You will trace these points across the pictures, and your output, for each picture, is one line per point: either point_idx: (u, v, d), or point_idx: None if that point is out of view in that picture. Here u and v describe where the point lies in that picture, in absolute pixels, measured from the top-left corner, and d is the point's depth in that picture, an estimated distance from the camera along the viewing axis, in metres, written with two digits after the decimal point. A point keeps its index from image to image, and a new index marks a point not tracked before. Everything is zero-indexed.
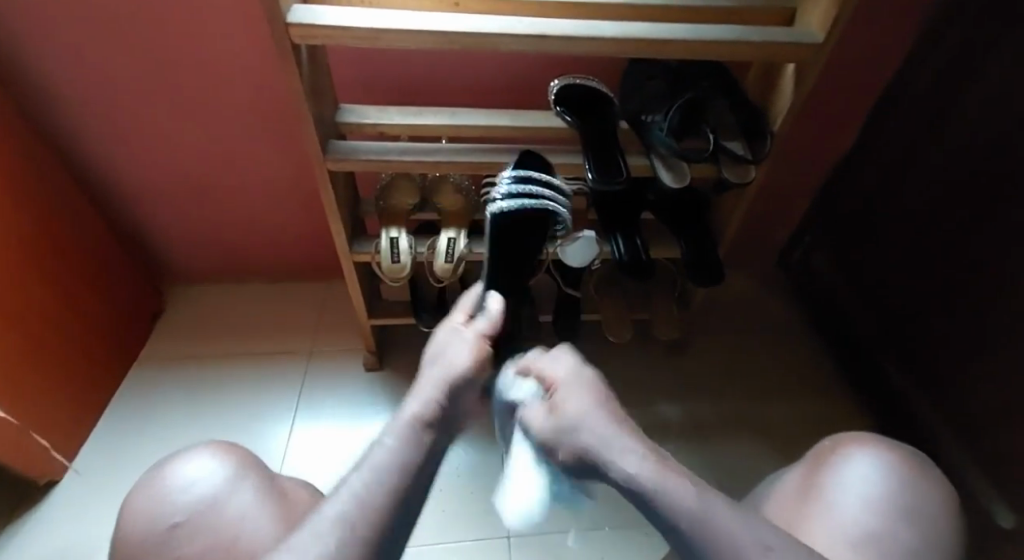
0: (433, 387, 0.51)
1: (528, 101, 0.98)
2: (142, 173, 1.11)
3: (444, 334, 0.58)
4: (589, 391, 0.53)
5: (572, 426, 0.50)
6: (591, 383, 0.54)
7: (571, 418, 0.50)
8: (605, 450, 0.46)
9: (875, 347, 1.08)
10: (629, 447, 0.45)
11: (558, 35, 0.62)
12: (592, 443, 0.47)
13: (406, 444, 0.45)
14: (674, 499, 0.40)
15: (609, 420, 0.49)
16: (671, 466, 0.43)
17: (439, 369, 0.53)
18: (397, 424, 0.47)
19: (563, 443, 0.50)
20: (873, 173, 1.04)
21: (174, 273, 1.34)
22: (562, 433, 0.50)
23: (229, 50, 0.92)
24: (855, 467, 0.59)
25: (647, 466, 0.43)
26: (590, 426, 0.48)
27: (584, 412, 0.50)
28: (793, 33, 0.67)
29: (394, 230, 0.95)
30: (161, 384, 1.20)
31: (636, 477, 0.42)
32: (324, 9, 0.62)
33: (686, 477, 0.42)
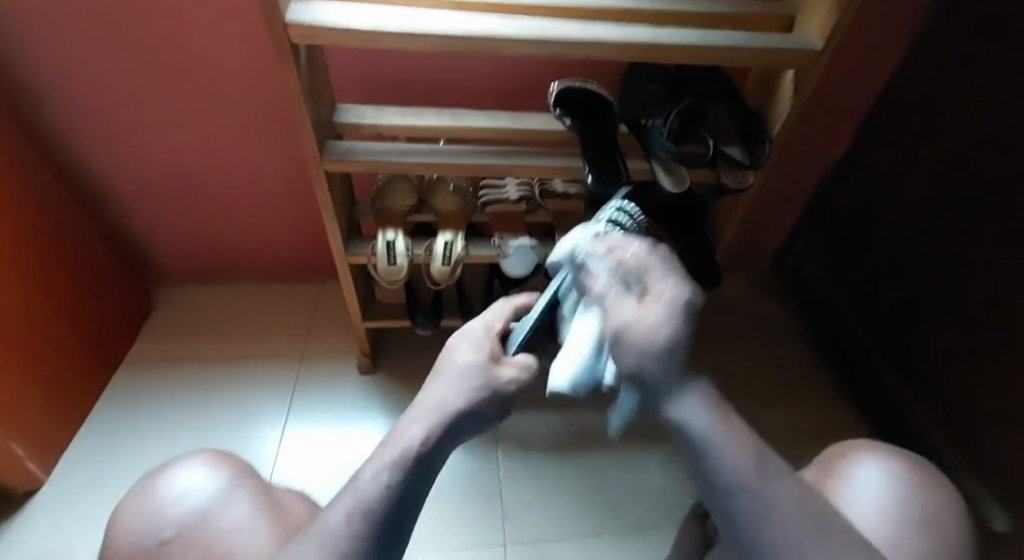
0: (437, 411, 0.39)
1: (526, 102, 0.98)
2: (132, 171, 1.09)
3: (464, 347, 0.44)
4: (668, 312, 0.37)
5: (637, 354, 0.36)
6: (680, 299, 0.37)
7: (640, 338, 0.36)
8: (670, 389, 0.36)
9: (868, 352, 1.09)
10: (689, 397, 0.36)
11: (560, 39, 0.62)
12: (659, 376, 0.36)
13: (393, 476, 0.37)
14: (725, 463, 0.35)
15: (683, 350, 0.36)
16: (724, 417, 0.37)
17: (450, 398, 0.40)
18: (388, 449, 0.38)
19: (622, 358, 0.37)
20: (868, 179, 1.05)
21: (162, 273, 1.31)
22: (620, 352, 0.37)
23: (224, 47, 0.91)
24: (869, 471, 0.59)
25: (703, 419, 0.36)
26: (661, 357, 0.36)
27: (657, 329, 0.36)
28: (794, 40, 0.67)
29: (390, 232, 0.94)
30: (149, 386, 1.18)
31: (696, 426, 0.36)
32: (323, 9, 0.61)
33: (744, 436, 0.37)
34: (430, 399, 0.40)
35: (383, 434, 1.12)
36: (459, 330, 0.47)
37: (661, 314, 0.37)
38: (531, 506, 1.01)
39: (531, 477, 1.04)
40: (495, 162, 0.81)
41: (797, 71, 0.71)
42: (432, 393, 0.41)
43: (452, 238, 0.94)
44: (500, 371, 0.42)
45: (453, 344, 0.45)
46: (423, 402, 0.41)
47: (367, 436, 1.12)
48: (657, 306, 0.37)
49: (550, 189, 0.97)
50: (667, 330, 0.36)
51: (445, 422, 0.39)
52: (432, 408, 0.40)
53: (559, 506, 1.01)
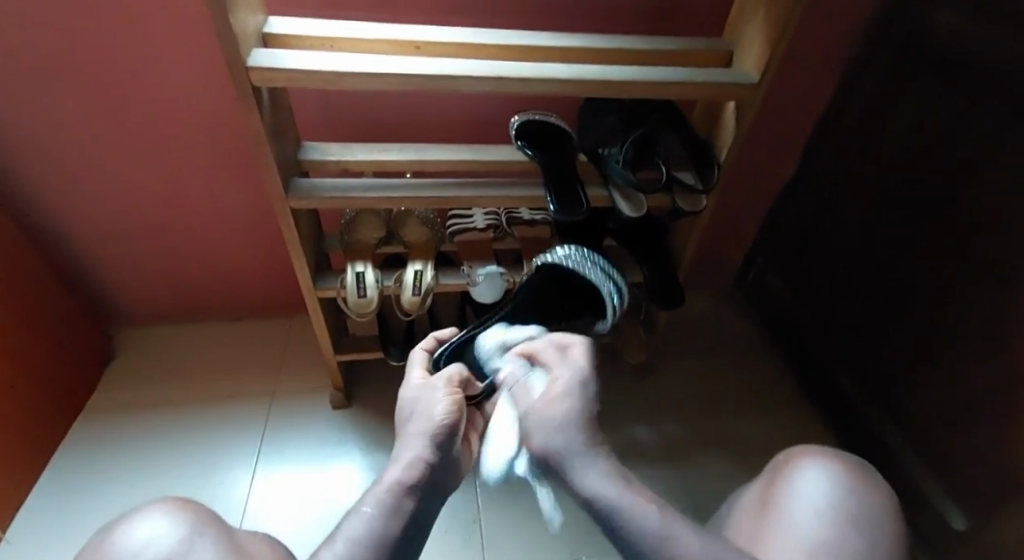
0: (414, 445, 0.52)
1: (490, 135, 1.00)
2: (92, 215, 1.07)
3: (409, 389, 0.61)
4: (565, 395, 0.53)
5: (540, 426, 0.52)
6: (576, 378, 0.55)
7: (542, 413, 0.53)
8: (566, 457, 0.49)
9: (828, 362, 1.13)
10: (595, 463, 0.49)
11: (517, 77, 0.65)
12: (553, 445, 0.50)
13: (384, 509, 0.47)
14: (626, 523, 0.45)
15: (578, 424, 0.51)
16: (628, 489, 0.47)
17: (418, 424, 0.55)
18: (382, 489, 0.49)
19: (530, 440, 0.52)
20: (818, 196, 1.11)
21: (125, 316, 1.29)
22: (531, 431, 0.52)
23: (189, 90, 0.92)
24: (813, 476, 0.60)
25: (608, 485, 0.47)
26: (556, 429, 0.51)
27: (555, 404, 0.53)
28: (733, 74, 0.72)
29: (360, 264, 0.95)
30: (112, 434, 1.14)
31: (597, 492, 0.47)
32: (286, 53, 0.63)
33: (647, 501, 0.46)
34: (405, 435, 0.55)
35: (358, 468, 1.11)
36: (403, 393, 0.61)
37: (561, 395, 0.53)
38: (509, 534, 1.01)
39: (508, 503, 1.04)
40: (461, 194, 0.83)
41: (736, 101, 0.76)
42: (403, 434, 0.55)
43: (422, 267, 0.95)
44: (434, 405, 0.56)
45: (403, 392, 0.62)
46: (399, 443, 0.54)
47: (341, 473, 1.10)
48: (559, 387, 0.54)
49: (517, 216, 1.00)
50: (560, 409, 0.52)
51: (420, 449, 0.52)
52: (409, 438, 0.54)
53: (538, 530, 1.01)
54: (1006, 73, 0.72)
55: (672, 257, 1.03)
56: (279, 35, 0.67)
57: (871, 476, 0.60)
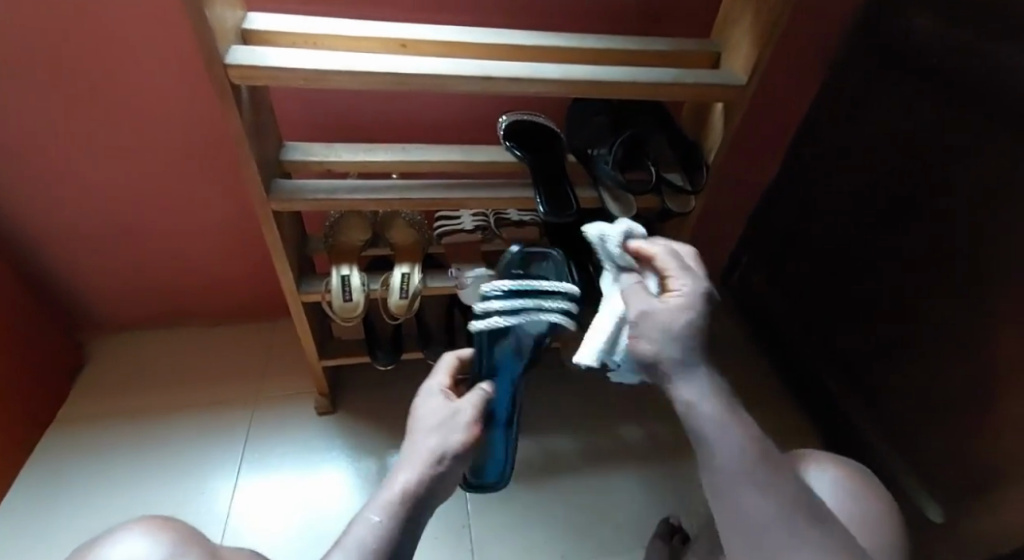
0: (420, 463, 0.54)
1: (477, 135, 0.99)
2: (63, 219, 1.04)
3: (427, 401, 0.62)
4: (685, 307, 0.50)
5: (653, 337, 0.50)
6: (699, 288, 0.52)
7: (657, 323, 0.50)
8: (674, 373, 0.50)
9: (814, 361, 1.13)
10: (698, 382, 0.50)
11: (503, 77, 0.63)
12: (665, 362, 0.50)
13: (380, 533, 0.50)
14: (723, 450, 0.48)
15: (691, 341, 0.50)
16: (730, 415, 0.50)
17: (434, 439, 0.56)
18: (382, 506, 0.52)
19: (638, 342, 0.50)
20: (804, 196, 1.11)
21: (101, 323, 1.25)
22: (641, 335, 0.50)
23: (164, 89, 0.89)
24: (815, 479, 0.60)
25: (709, 411, 0.49)
26: (670, 342, 0.49)
27: (675, 318, 0.50)
28: (720, 75, 0.72)
29: (345, 267, 0.94)
30: (84, 446, 1.11)
31: (696, 410, 0.49)
32: (265, 51, 0.61)
33: (740, 427, 0.49)
34: (414, 445, 0.57)
35: (346, 475, 1.08)
36: (420, 396, 0.64)
37: (681, 305, 0.50)
38: (500, 540, 0.99)
39: (499, 509, 1.03)
40: (448, 195, 0.81)
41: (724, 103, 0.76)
42: (413, 441, 0.58)
43: (409, 270, 0.94)
44: (452, 427, 0.58)
45: (420, 398, 0.63)
46: (406, 452, 0.57)
47: (329, 480, 1.08)
48: (676, 296, 0.51)
49: (506, 218, 1.00)
50: (679, 323, 0.49)
51: (425, 469, 0.54)
52: (419, 450, 0.56)
53: (530, 536, 1.00)
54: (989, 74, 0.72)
55: None
56: (259, 32, 0.65)
57: (875, 493, 0.60)
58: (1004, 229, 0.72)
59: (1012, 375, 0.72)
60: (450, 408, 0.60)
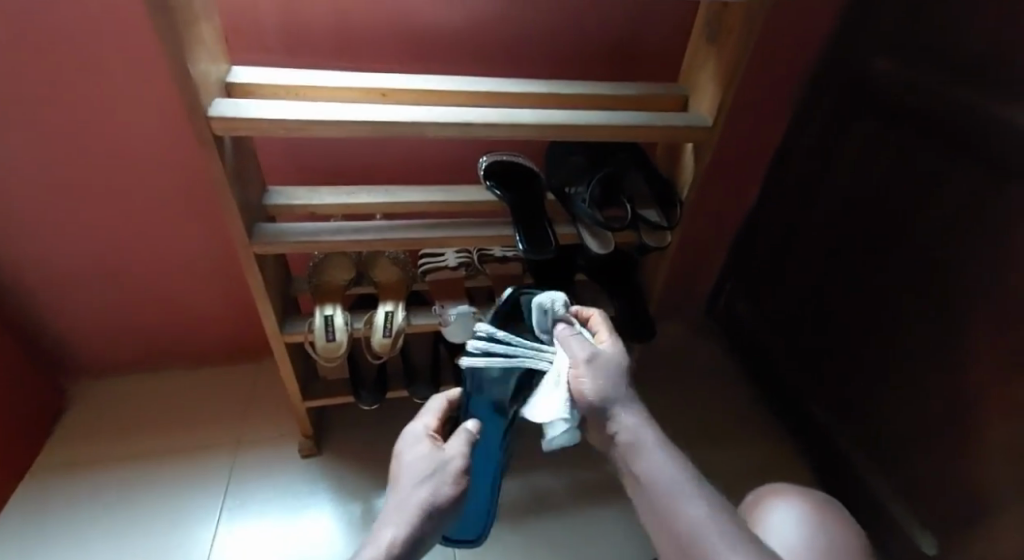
0: (405, 521, 0.51)
1: (459, 176, 1.01)
2: (44, 266, 1.03)
3: (413, 448, 0.60)
4: (616, 355, 0.59)
5: (594, 374, 0.56)
6: (619, 341, 0.62)
7: (599, 360, 0.57)
8: (612, 403, 0.54)
9: (797, 389, 1.15)
10: (631, 412, 0.54)
11: (481, 124, 0.66)
12: (602, 389, 0.55)
13: None
14: (648, 465, 0.50)
15: (621, 374, 0.57)
16: (662, 439, 0.53)
17: (422, 491, 0.54)
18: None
19: (579, 378, 0.56)
20: (779, 228, 1.15)
21: (80, 369, 1.23)
22: (581, 370, 0.57)
23: (148, 136, 0.90)
24: (783, 512, 0.61)
25: (642, 432, 0.53)
26: (610, 374, 0.56)
27: (611, 352, 0.59)
28: (688, 118, 0.75)
29: (328, 307, 0.94)
30: (57, 498, 1.07)
31: (630, 433, 0.52)
32: (249, 103, 0.63)
33: (669, 453, 0.51)
34: (400, 499, 0.54)
35: (328, 520, 1.06)
36: (403, 446, 0.61)
37: (613, 348, 0.60)
38: None
39: (487, 550, 1.01)
40: (430, 235, 0.83)
41: (694, 143, 0.79)
42: (398, 493, 0.55)
43: (393, 308, 0.94)
44: (441, 480, 0.56)
45: (404, 448, 0.61)
46: (391, 505, 0.54)
47: (310, 525, 1.05)
48: (608, 337, 0.62)
49: (489, 254, 1.00)
50: (616, 358, 0.59)
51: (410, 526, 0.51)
52: (407, 505, 0.53)
53: None
54: (944, 113, 0.76)
55: (643, 290, 1.04)
56: (243, 84, 0.67)
57: (851, 529, 0.60)
58: (969, 261, 0.75)
59: (991, 404, 0.74)
60: (436, 457, 0.58)
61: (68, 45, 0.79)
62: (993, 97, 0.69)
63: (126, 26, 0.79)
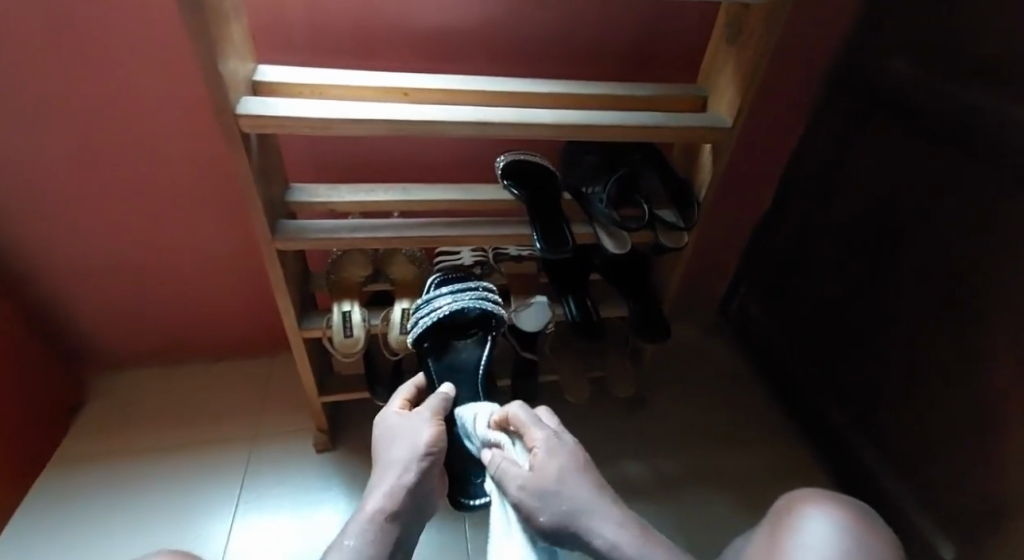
0: (399, 471, 0.65)
1: (476, 175, 1.02)
2: (70, 259, 1.06)
3: (389, 422, 0.73)
4: (551, 454, 0.60)
5: (539, 500, 0.57)
6: (551, 437, 0.62)
7: (541, 481, 0.58)
8: (583, 528, 0.56)
9: (813, 392, 1.14)
10: (604, 520, 0.57)
11: (500, 123, 0.67)
12: (563, 518, 0.56)
13: (374, 535, 0.60)
14: None
15: (573, 485, 0.58)
16: (646, 533, 0.57)
17: (403, 448, 0.67)
18: (369, 516, 0.61)
19: (533, 519, 0.57)
20: (796, 229, 1.14)
21: (102, 361, 1.26)
22: (528, 507, 0.57)
23: (172, 134, 0.92)
24: (817, 521, 0.58)
25: (626, 537, 0.56)
26: (558, 494, 0.57)
27: (547, 468, 0.59)
28: (707, 118, 0.75)
29: (346, 303, 0.95)
30: (79, 487, 1.10)
31: (616, 545, 0.55)
32: (274, 101, 0.64)
33: (658, 545, 0.56)
34: (387, 461, 0.67)
35: (341, 515, 1.07)
36: (382, 418, 0.74)
37: (546, 456, 0.60)
38: None
39: None
40: (448, 233, 0.84)
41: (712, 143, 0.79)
42: (385, 458, 0.68)
43: (409, 305, 0.96)
44: (421, 434, 0.68)
45: (383, 422, 0.74)
46: (381, 468, 0.67)
47: (323, 520, 1.07)
48: (541, 449, 0.60)
49: (504, 253, 1.00)
50: (556, 470, 0.59)
51: (403, 473, 0.65)
52: (393, 463, 0.66)
53: None
54: (963, 116, 0.76)
55: (658, 291, 1.04)
56: (268, 83, 0.68)
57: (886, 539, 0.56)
58: (989, 264, 0.74)
59: (1009, 409, 0.73)
60: (411, 421, 0.71)
61: (98, 44, 0.81)
62: (1013, 101, 0.69)
63: (153, 26, 0.81)
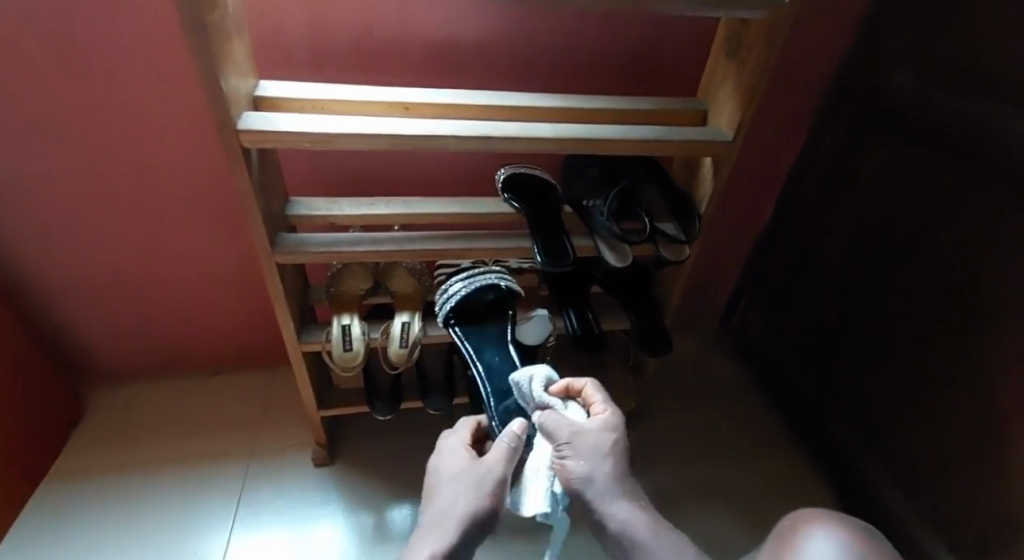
0: (459, 453, 0.65)
1: (476, 188, 1.02)
2: (69, 273, 1.05)
3: (454, 462, 0.64)
4: (608, 428, 0.63)
5: (585, 454, 0.60)
6: (612, 409, 0.65)
7: (591, 440, 0.61)
8: (607, 498, 0.59)
9: (816, 407, 1.13)
10: (625, 500, 0.60)
11: (501, 138, 0.67)
12: (595, 484, 0.59)
13: (468, 505, 0.59)
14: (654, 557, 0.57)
15: (613, 458, 0.61)
16: (658, 525, 0.59)
17: (462, 503, 0.59)
18: (453, 498, 0.60)
19: (569, 467, 0.59)
20: (797, 241, 1.14)
21: (100, 375, 1.25)
22: (569, 458, 0.60)
23: (174, 148, 0.93)
24: (821, 541, 0.56)
25: (640, 522, 0.59)
26: (600, 458, 0.60)
27: (602, 433, 0.62)
28: (707, 132, 0.75)
29: (346, 316, 0.95)
30: (74, 502, 1.08)
31: (628, 524, 0.58)
32: (275, 116, 0.64)
33: (666, 535, 0.59)
34: (440, 512, 0.59)
35: (339, 530, 1.06)
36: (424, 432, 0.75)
37: (603, 423, 0.63)
38: None
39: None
40: (448, 247, 0.84)
41: (713, 157, 0.79)
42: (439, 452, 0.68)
43: (409, 318, 0.95)
44: (463, 430, 0.70)
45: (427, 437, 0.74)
46: (439, 457, 0.67)
47: (321, 535, 1.05)
48: (598, 413, 0.64)
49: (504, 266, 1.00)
50: (607, 438, 0.62)
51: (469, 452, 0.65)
52: (447, 518, 0.58)
53: None
54: (964, 130, 0.76)
55: (659, 304, 1.04)
56: (270, 98, 0.68)
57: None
58: (994, 278, 0.74)
59: (1015, 424, 0.73)
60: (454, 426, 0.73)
61: (101, 59, 0.81)
62: (1013, 115, 0.69)
63: (156, 40, 0.81)
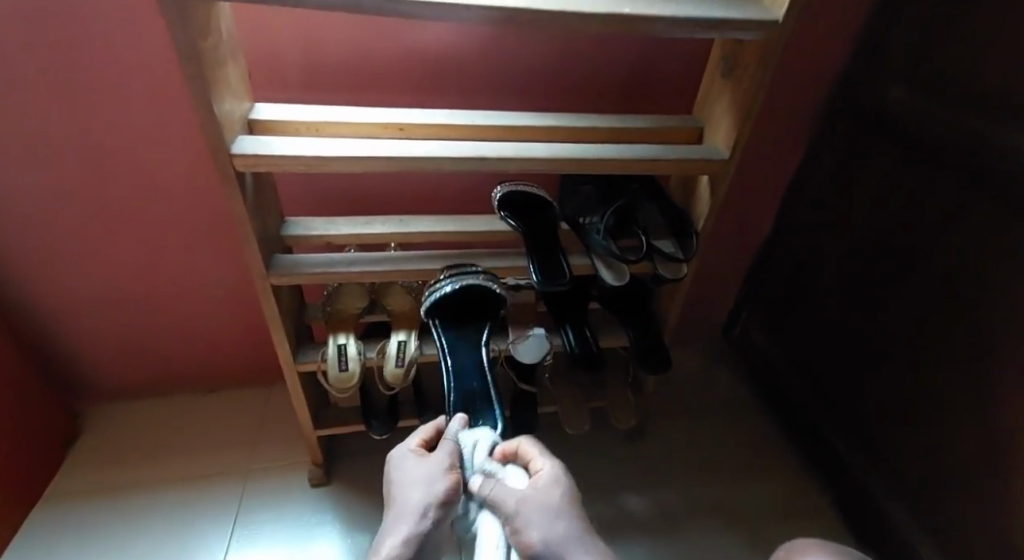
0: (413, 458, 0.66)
1: (473, 206, 1.01)
2: (63, 293, 1.04)
3: (405, 464, 0.65)
4: (553, 484, 0.60)
5: (537, 519, 0.56)
6: (557, 468, 0.63)
7: (541, 501, 0.58)
8: (568, 558, 0.55)
9: (817, 422, 1.12)
10: (586, 554, 0.56)
11: (496, 158, 0.66)
12: (551, 544, 0.55)
13: (416, 509, 0.59)
14: None
15: (566, 516, 0.58)
16: None
17: (419, 494, 0.60)
18: (403, 505, 0.60)
19: (525, 534, 0.55)
20: (796, 256, 1.14)
21: (95, 394, 1.23)
22: (524, 525, 0.56)
23: (169, 168, 0.92)
24: None
25: None
26: (554, 517, 0.57)
27: (550, 494, 0.59)
28: (704, 151, 0.75)
29: (342, 335, 0.94)
30: (66, 525, 1.06)
31: None
32: (269, 139, 0.64)
33: None
34: (399, 507, 0.60)
35: (336, 548, 1.05)
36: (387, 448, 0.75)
37: (550, 484, 0.60)
38: None
39: None
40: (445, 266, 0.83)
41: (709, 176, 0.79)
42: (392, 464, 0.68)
43: (406, 337, 0.94)
44: (418, 436, 0.70)
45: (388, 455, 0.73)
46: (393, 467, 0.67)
47: (318, 553, 1.04)
48: (544, 474, 0.62)
49: None
50: (556, 497, 0.59)
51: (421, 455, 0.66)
52: (407, 512, 0.59)
53: None
54: (962, 146, 0.76)
55: (657, 321, 1.03)
56: (264, 121, 0.68)
57: None
58: (997, 294, 0.73)
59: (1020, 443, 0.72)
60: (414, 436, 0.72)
61: (97, 81, 0.81)
62: (1010, 131, 0.69)
63: (152, 62, 0.81)
